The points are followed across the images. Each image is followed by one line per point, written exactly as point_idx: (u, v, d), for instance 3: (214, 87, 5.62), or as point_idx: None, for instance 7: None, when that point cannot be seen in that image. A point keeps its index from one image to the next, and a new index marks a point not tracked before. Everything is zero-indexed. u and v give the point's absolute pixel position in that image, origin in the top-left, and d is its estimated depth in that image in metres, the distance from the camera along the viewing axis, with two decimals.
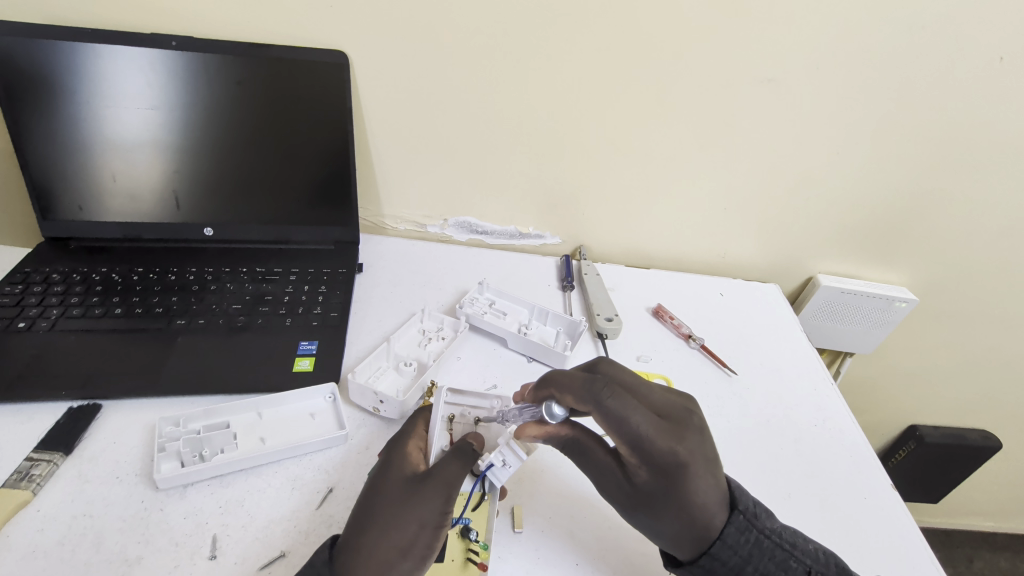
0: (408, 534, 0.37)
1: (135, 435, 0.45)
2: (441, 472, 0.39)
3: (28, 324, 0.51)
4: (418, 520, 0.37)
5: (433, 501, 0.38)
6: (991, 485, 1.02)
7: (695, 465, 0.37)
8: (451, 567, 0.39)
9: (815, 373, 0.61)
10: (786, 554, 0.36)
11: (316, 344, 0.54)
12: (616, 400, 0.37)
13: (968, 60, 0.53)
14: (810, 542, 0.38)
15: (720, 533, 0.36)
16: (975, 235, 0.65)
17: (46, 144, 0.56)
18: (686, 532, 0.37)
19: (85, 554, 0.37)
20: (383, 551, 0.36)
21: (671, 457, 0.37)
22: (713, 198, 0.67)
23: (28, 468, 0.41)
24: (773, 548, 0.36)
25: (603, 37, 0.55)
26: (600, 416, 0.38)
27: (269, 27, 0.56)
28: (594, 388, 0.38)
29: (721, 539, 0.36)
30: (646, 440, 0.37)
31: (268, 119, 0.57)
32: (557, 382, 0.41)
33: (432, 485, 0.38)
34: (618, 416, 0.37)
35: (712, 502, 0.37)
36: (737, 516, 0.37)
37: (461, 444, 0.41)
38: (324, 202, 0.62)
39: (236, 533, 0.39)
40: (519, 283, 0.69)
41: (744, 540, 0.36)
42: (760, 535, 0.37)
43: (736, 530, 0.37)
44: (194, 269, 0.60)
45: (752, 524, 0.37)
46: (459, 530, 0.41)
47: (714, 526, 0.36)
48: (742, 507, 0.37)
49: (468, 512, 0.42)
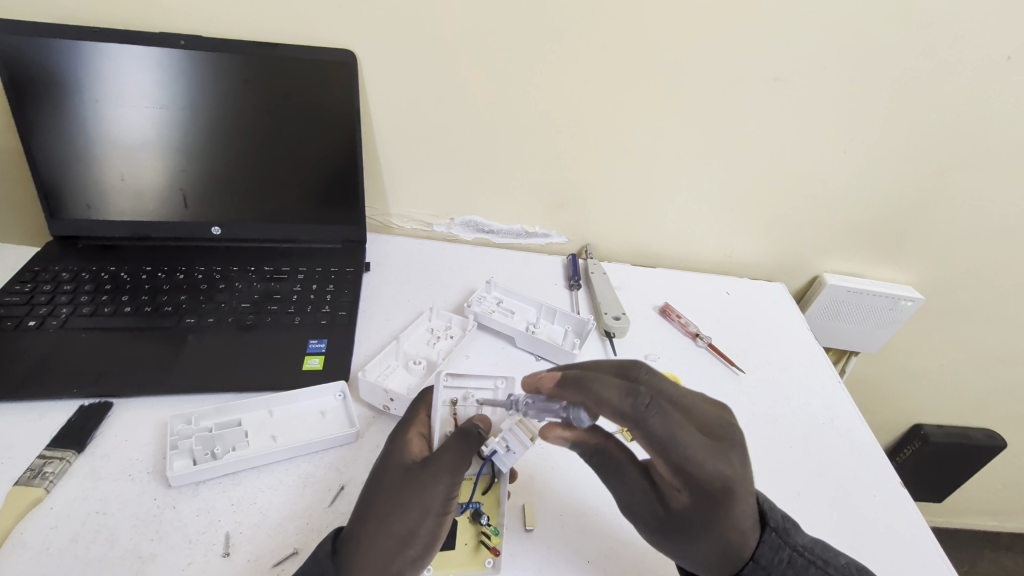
0: (411, 523, 0.36)
1: (146, 433, 0.45)
2: (442, 459, 0.38)
3: (38, 323, 0.51)
4: (422, 508, 0.37)
5: (435, 488, 0.37)
6: (996, 485, 1.02)
7: (738, 488, 0.36)
8: (463, 553, 0.40)
9: (823, 372, 0.61)
10: (819, 572, 0.36)
11: (325, 343, 0.54)
12: (662, 421, 0.36)
13: (975, 59, 0.54)
14: (841, 556, 0.37)
15: (753, 554, 0.36)
16: (981, 234, 0.65)
17: (55, 144, 0.56)
18: (720, 553, 0.37)
19: (98, 551, 0.37)
20: (387, 540, 0.36)
21: (715, 479, 0.36)
22: (719, 197, 0.67)
23: (40, 466, 0.41)
24: (807, 567, 0.36)
25: (610, 37, 0.56)
26: (644, 435, 0.36)
27: (277, 27, 0.56)
28: (639, 405, 0.36)
29: (754, 560, 0.36)
30: (690, 462, 0.36)
31: (276, 118, 0.57)
32: (594, 393, 0.37)
33: (433, 473, 0.38)
34: (663, 437, 0.36)
35: (749, 525, 0.36)
36: (770, 534, 0.37)
37: (462, 432, 0.40)
38: (331, 201, 0.62)
39: (249, 531, 0.39)
40: (526, 282, 0.69)
41: (778, 559, 0.36)
42: (793, 553, 0.36)
43: (768, 549, 0.37)
44: (202, 268, 0.60)
45: (785, 541, 0.37)
46: (470, 514, 0.42)
47: (746, 548, 0.36)
48: (774, 524, 0.37)
49: (478, 497, 0.43)
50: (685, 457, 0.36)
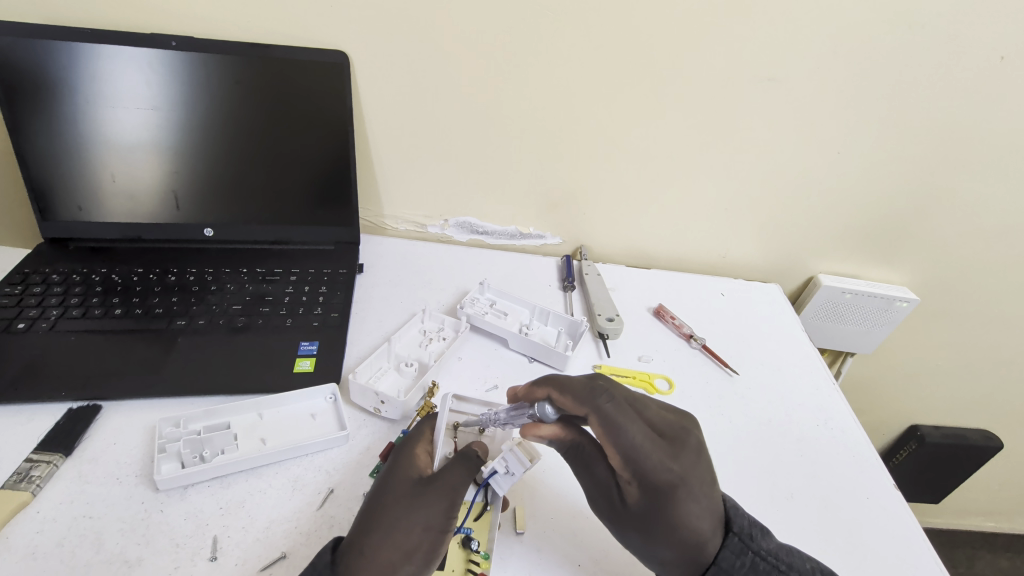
0: (413, 538, 0.36)
1: (136, 435, 0.45)
2: (446, 476, 0.39)
3: (27, 324, 0.51)
4: (424, 522, 0.37)
5: (438, 506, 0.38)
6: (992, 485, 1.02)
7: (687, 481, 0.38)
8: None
9: (816, 372, 0.61)
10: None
11: (317, 345, 0.54)
12: (615, 410, 0.39)
13: (968, 59, 0.53)
14: (807, 560, 0.37)
15: (714, 558, 0.36)
16: (976, 234, 0.65)
17: (45, 144, 0.55)
18: (679, 553, 0.37)
19: (85, 555, 0.37)
20: (389, 554, 0.36)
21: (665, 472, 0.38)
22: (713, 198, 0.67)
23: (27, 470, 0.41)
24: (768, 571, 0.36)
25: (602, 37, 0.55)
26: (597, 423, 0.39)
27: (269, 27, 0.56)
28: (594, 392, 0.39)
29: (716, 563, 0.36)
30: (641, 453, 0.38)
31: (267, 119, 0.57)
32: (557, 383, 0.41)
33: (437, 490, 0.38)
34: (615, 427, 0.38)
35: (704, 525, 0.37)
36: (732, 539, 0.37)
37: (468, 452, 0.41)
38: (323, 202, 0.62)
39: (237, 535, 0.39)
40: (520, 283, 0.69)
41: (739, 563, 0.36)
42: (755, 557, 0.36)
43: (730, 553, 0.37)
44: (194, 269, 0.60)
45: (747, 545, 0.37)
46: (461, 539, 0.41)
47: (706, 550, 0.37)
48: (736, 528, 0.37)
49: (469, 521, 0.41)
50: (636, 449, 0.38)
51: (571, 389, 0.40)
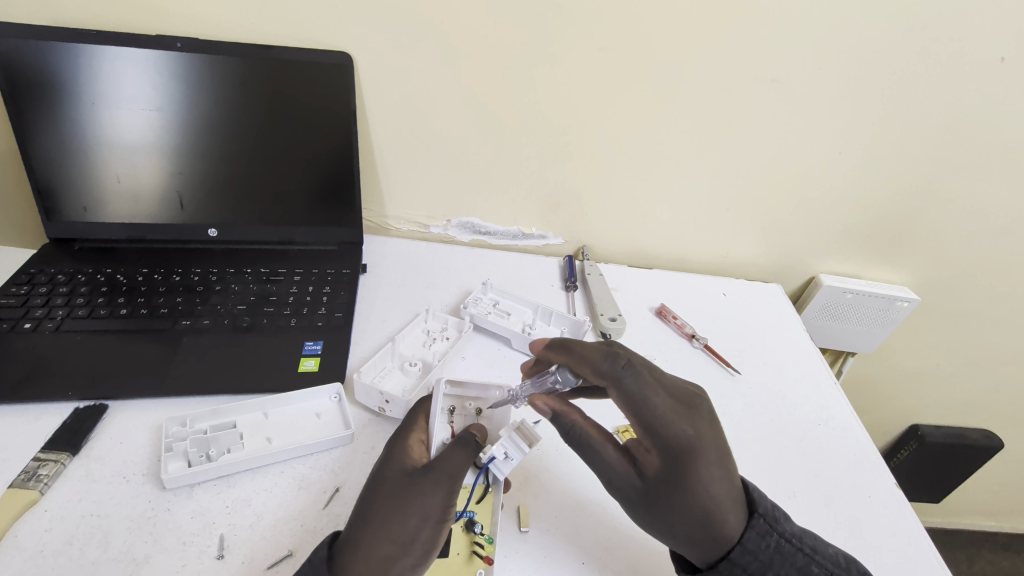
0: (411, 529, 0.37)
1: (142, 434, 0.45)
2: (442, 464, 0.39)
3: (33, 325, 0.51)
4: (422, 513, 0.37)
5: (434, 495, 0.38)
6: (994, 485, 1.02)
7: (707, 452, 0.38)
8: (455, 561, 0.39)
9: (819, 372, 0.62)
10: (806, 559, 0.36)
11: (322, 344, 0.54)
12: (635, 379, 0.39)
13: (968, 61, 0.54)
14: (829, 546, 0.38)
15: (738, 538, 0.36)
16: (977, 235, 0.65)
17: (51, 146, 0.56)
18: (700, 530, 0.37)
19: (93, 553, 0.37)
20: (388, 545, 0.36)
21: (685, 442, 0.38)
22: (715, 198, 0.67)
23: (35, 468, 0.41)
24: (795, 553, 0.36)
25: (605, 38, 0.56)
26: (619, 392, 0.39)
27: (273, 29, 0.57)
28: (616, 362, 0.39)
29: (740, 543, 0.36)
30: (661, 421, 0.38)
31: (272, 120, 0.57)
32: (576, 353, 0.42)
33: (433, 480, 0.38)
34: (636, 396, 0.38)
35: (725, 498, 0.37)
36: (758, 520, 0.37)
37: (461, 438, 0.41)
38: (327, 202, 0.62)
39: (243, 533, 0.39)
40: (523, 283, 0.70)
41: (765, 545, 0.36)
42: (780, 539, 0.36)
43: (755, 535, 0.36)
44: (198, 269, 0.60)
45: (772, 527, 0.37)
46: (464, 524, 0.41)
47: (728, 528, 0.36)
48: (761, 510, 0.37)
49: (472, 505, 0.42)
50: (657, 418, 0.38)
51: (590, 359, 0.41)
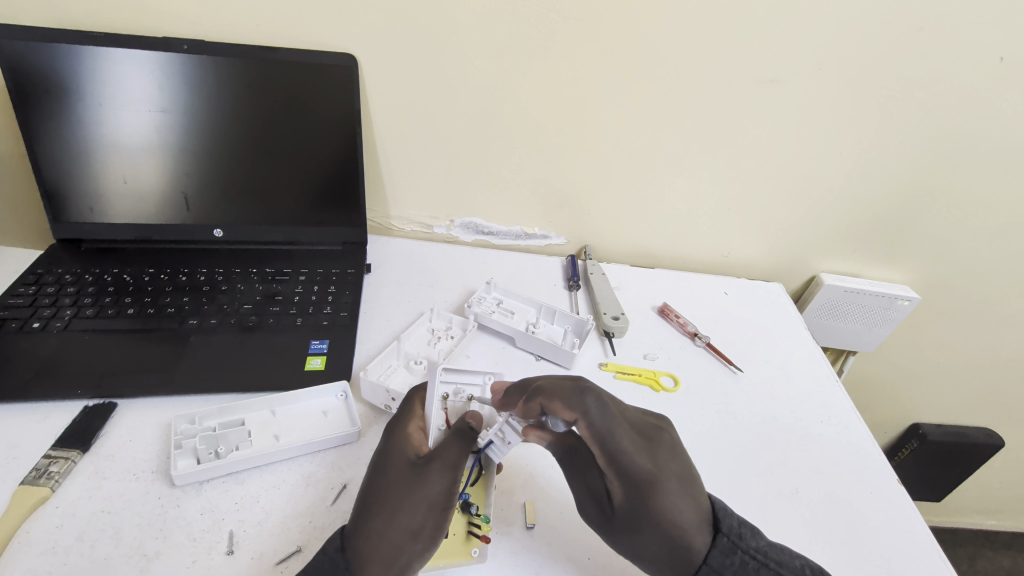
0: (414, 512, 0.37)
1: (151, 432, 0.45)
2: (442, 452, 0.39)
3: (42, 324, 0.52)
4: (426, 500, 0.37)
5: (437, 481, 0.38)
6: (995, 484, 1.02)
7: (666, 480, 0.38)
8: (453, 541, 0.40)
9: (820, 370, 0.62)
10: (772, 574, 0.36)
11: (327, 343, 0.54)
12: (602, 413, 0.38)
13: (968, 61, 0.54)
14: (796, 560, 0.37)
15: (702, 558, 0.36)
16: (976, 234, 0.66)
17: (58, 149, 0.56)
18: (667, 553, 0.37)
19: (104, 549, 0.37)
20: (395, 530, 0.36)
21: (645, 472, 0.38)
22: (717, 197, 0.67)
23: (45, 466, 0.41)
24: (759, 570, 0.36)
25: (608, 39, 0.56)
26: (585, 428, 0.38)
27: (279, 32, 0.57)
28: (584, 397, 0.38)
29: (706, 563, 0.36)
30: (622, 454, 0.38)
31: (278, 122, 0.58)
32: (543, 392, 0.38)
33: (435, 468, 0.38)
34: (601, 429, 0.38)
35: (690, 519, 0.37)
36: (721, 539, 0.36)
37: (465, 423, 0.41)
38: (332, 202, 0.63)
39: (252, 529, 0.39)
40: (526, 282, 0.70)
41: (728, 562, 0.36)
42: (745, 556, 0.36)
43: (720, 553, 0.36)
44: (204, 270, 0.60)
45: (737, 545, 0.36)
46: (460, 505, 0.42)
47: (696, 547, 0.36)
48: (725, 529, 0.37)
49: (468, 487, 0.43)
50: (619, 448, 0.38)
51: (557, 392, 0.38)
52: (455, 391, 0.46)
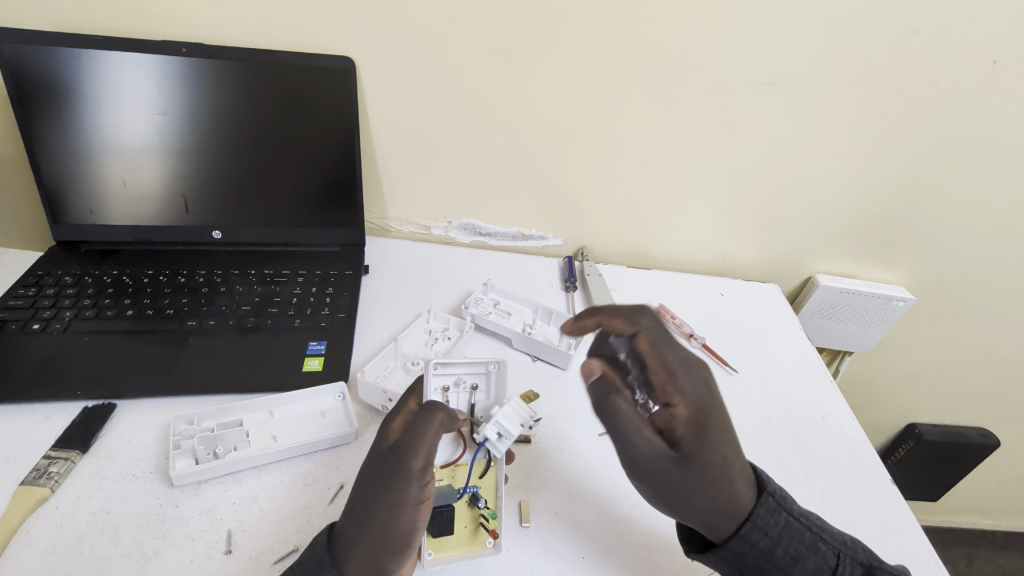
0: (395, 514, 0.36)
1: (150, 433, 0.46)
2: (410, 454, 0.38)
3: (41, 326, 0.52)
4: (396, 505, 0.37)
5: (407, 486, 0.37)
6: (991, 484, 1.03)
7: (719, 408, 0.41)
8: (462, 534, 0.41)
9: (815, 370, 0.62)
10: (815, 536, 0.38)
11: (325, 344, 0.55)
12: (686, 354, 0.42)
13: (961, 63, 0.55)
14: (836, 529, 0.39)
15: (751, 513, 0.38)
16: (971, 235, 0.66)
17: (57, 150, 0.57)
18: (723, 492, 0.38)
19: (104, 549, 0.38)
20: (380, 533, 0.36)
21: (700, 395, 0.41)
22: (713, 199, 0.68)
23: (45, 466, 0.42)
24: (802, 531, 0.38)
25: (604, 42, 0.57)
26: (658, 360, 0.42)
27: (277, 34, 0.57)
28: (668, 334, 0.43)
29: (751, 520, 0.37)
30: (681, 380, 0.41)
31: (275, 125, 0.58)
32: (624, 322, 0.44)
33: (404, 471, 0.37)
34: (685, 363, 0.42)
35: (739, 459, 0.39)
36: (767, 498, 0.38)
37: (431, 415, 0.40)
38: (330, 204, 0.63)
39: (250, 529, 0.40)
40: (523, 283, 0.71)
41: (774, 522, 0.38)
42: (790, 517, 0.38)
43: (766, 513, 0.38)
44: (203, 271, 0.61)
45: (781, 506, 0.38)
46: (468, 499, 0.42)
47: (745, 496, 0.38)
48: (770, 489, 0.39)
49: (475, 480, 0.43)
50: (677, 366, 0.42)
51: (620, 312, 0.45)
52: (455, 382, 0.47)
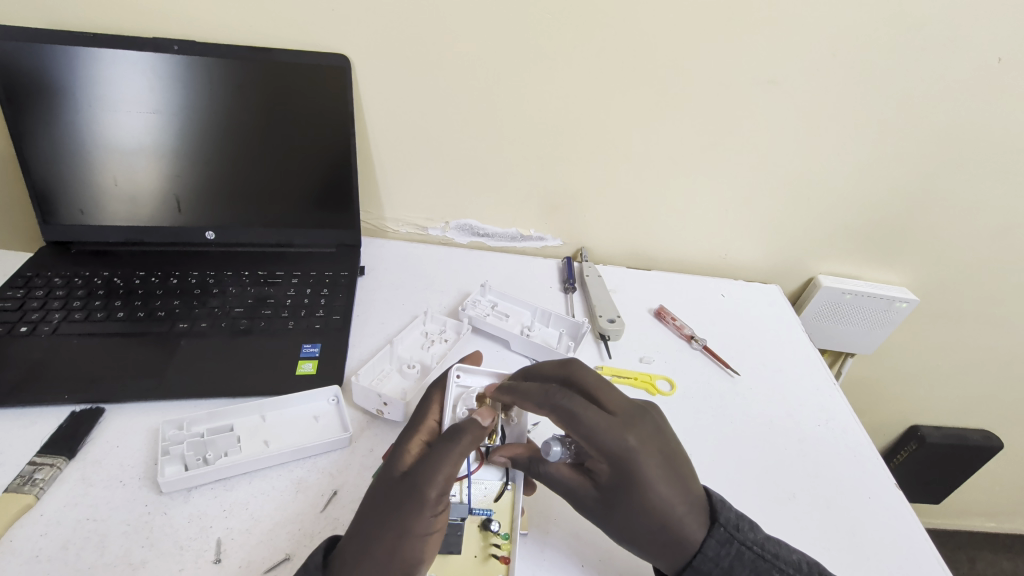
0: (402, 542, 0.35)
1: (139, 439, 0.45)
2: (422, 480, 0.36)
3: (30, 328, 0.51)
4: (401, 534, 0.35)
5: (417, 517, 0.36)
6: (994, 486, 1.01)
7: (650, 461, 0.37)
8: (470, 562, 0.39)
9: (818, 373, 0.62)
10: (768, 564, 0.36)
11: (319, 347, 0.54)
12: (596, 417, 0.37)
13: (966, 62, 0.54)
14: (793, 552, 0.37)
15: (699, 546, 0.36)
16: (975, 235, 0.65)
17: (48, 151, 0.56)
18: (662, 542, 0.37)
19: (89, 558, 0.37)
20: (386, 563, 0.35)
21: (619, 456, 0.37)
22: (713, 198, 0.67)
23: (31, 473, 0.41)
24: (756, 560, 0.36)
25: (603, 39, 0.56)
26: (569, 427, 0.38)
27: (271, 32, 0.57)
28: (563, 397, 0.38)
29: (701, 551, 0.36)
30: (595, 442, 0.37)
31: (269, 124, 0.57)
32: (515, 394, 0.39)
33: (416, 499, 0.36)
34: (596, 429, 0.37)
35: (679, 506, 0.37)
36: (718, 529, 0.37)
37: (448, 441, 0.37)
38: (325, 205, 0.62)
39: (240, 537, 0.39)
40: (521, 284, 0.70)
41: (725, 553, 0.36)
42: (742, 546, 0.36)
43: (716, 543, 0.36)
44: (196, 272, 0.60)
45: (733, 536, 0.37)
46: (480, 522, 0.41)
47: (691, 538, 0.36)
48: (722, 519, 0.37)
49: (492, 504, 0.43)
50: (593, 431, 0.37)
51: (529, 394, 0.39)
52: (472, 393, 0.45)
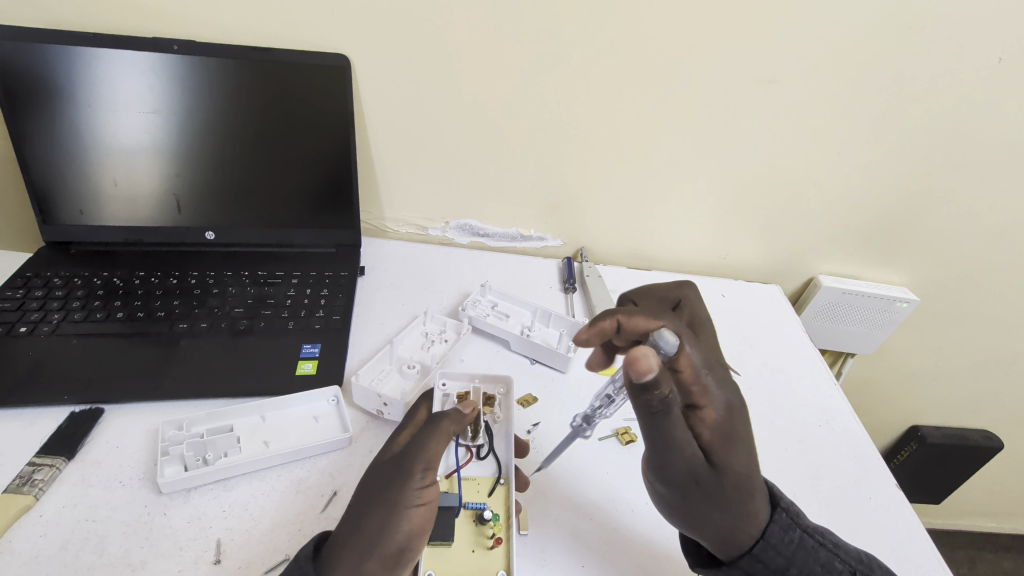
0: (388, 514, 0.35)
1: (138, 439, 0.45)
2: (409, 453, 0.38)
3: (29, 328, 0.51)
4: (389, 506, 0.35)
5: (405, 487, 0.36)
6: (995, 486, 1.01)
7: (745, 414, 0.39)
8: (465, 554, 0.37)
9: (818, 373, 0.61)
10: (829, 554, 0.36)
11: (319, 347, 0.54)
12: (706, 352, 0.40)
13: (967, 62, 0.54)
14: (848, 543, 0.38)
15: (764, 530, 0.36)
16: (976, 235, 0.65)
17: (48, 151, 0.56)
18: (746, 508, 0.36)
19: (88, 559, 0.37)
20: (374, 536, 0.34)
21: (729, 395, 0.39)
22: (714, 198, 0.67)
23: (29, 473, 0.41)
24: (818, 549, 0.36)
25: (603, 39, 0.56)
26: (701, 359, 0.39)
27: (271, 32, 0.57)
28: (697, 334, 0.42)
29: (765, 538, 0.36)
30: (710, 370, 0.39)
31: (269, 123, 0.57)
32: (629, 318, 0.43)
33: (403, 471, 0.37)
34: (709, 361, 0.40)
35: (760, 470, 0.37)
36: (780, 514, 0.37)
37: (433, 420, 0.39)
38: (325, 205, 0.62)
39: (240, 537, 0.39)
40: (521, 284, 0.70)
41: (789, 539, 0.36)
42: (804, 533, 0.37)
43: (778, 530, 0.36)
44: (196, 273, 0.60)
45: (795, 522, 0.37)
46: (473, 514, 0.39)
47: (762, 514, 0.36)
48: (784, 505, 0.37)
49: (484, 497, 0.40)
50: (710, 363, 0.40)
51: (642, 313, 0.44)
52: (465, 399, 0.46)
